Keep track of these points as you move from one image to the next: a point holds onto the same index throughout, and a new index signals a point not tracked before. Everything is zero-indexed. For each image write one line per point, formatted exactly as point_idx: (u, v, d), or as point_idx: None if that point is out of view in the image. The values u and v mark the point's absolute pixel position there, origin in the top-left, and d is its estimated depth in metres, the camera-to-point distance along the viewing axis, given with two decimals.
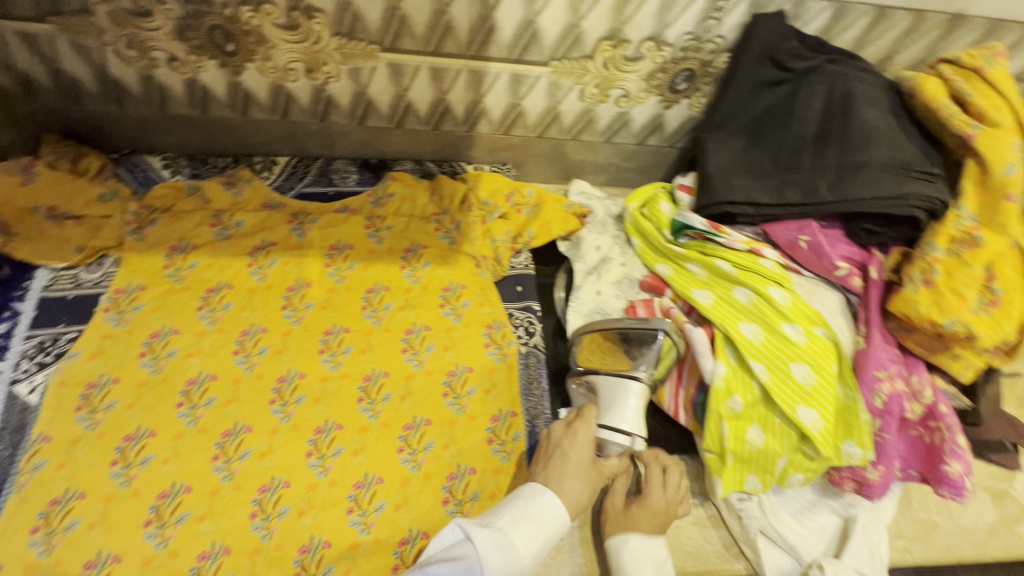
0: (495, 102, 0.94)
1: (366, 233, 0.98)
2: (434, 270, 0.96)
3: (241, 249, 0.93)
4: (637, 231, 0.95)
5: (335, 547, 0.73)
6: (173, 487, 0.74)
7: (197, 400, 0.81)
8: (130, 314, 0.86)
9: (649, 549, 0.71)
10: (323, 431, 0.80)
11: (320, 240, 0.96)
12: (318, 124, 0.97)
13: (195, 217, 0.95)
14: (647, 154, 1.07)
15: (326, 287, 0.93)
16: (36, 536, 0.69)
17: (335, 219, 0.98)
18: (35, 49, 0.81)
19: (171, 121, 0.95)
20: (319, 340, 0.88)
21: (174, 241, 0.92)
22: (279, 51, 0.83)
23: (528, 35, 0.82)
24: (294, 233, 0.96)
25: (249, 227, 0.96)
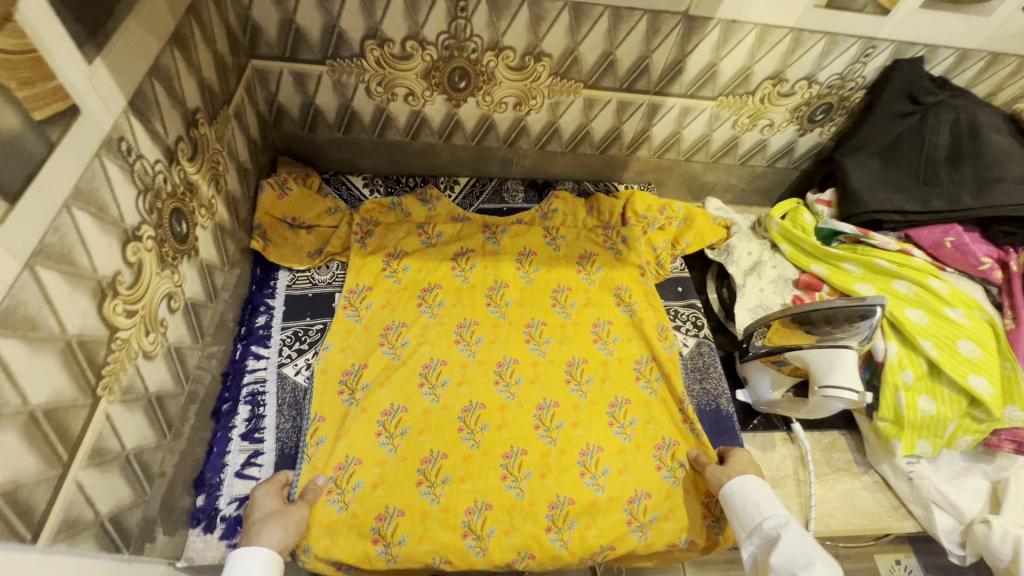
0: (660, 130, 1.10)
1: (546, 241, 1.12)
2: (606, 274, 1.09)
3: (446, 254, 1.07)
4: (784, 239, 1.09)
5: (577, 504, 0.85)
6: (433, 453, 0.86)
7: (435, 381, 0.93)
8: (365, 312, 0.98)
9: (748, 483, 0.79)
10: (544, 408, 0.93)
11: (512, 246, 1.10)
12: (505, 149, 1.12)
13: (402, 227, 1.08)
14: (773, 175, 1.24)
15: (519, 287, 1.06)
16: (331, 495, 0.80)
17: (518, 228, 1.12)
18: (299, 86, 0.96)
19: (381, 146, 1.10)
20: (523, 331, 1.01)
21: (391, 248, 1.05)
22: (500, 87, 0.98)
23: (708, 76, 0.98)
24: (489, 242, 1.10)
25: (448, 237, 1.09)
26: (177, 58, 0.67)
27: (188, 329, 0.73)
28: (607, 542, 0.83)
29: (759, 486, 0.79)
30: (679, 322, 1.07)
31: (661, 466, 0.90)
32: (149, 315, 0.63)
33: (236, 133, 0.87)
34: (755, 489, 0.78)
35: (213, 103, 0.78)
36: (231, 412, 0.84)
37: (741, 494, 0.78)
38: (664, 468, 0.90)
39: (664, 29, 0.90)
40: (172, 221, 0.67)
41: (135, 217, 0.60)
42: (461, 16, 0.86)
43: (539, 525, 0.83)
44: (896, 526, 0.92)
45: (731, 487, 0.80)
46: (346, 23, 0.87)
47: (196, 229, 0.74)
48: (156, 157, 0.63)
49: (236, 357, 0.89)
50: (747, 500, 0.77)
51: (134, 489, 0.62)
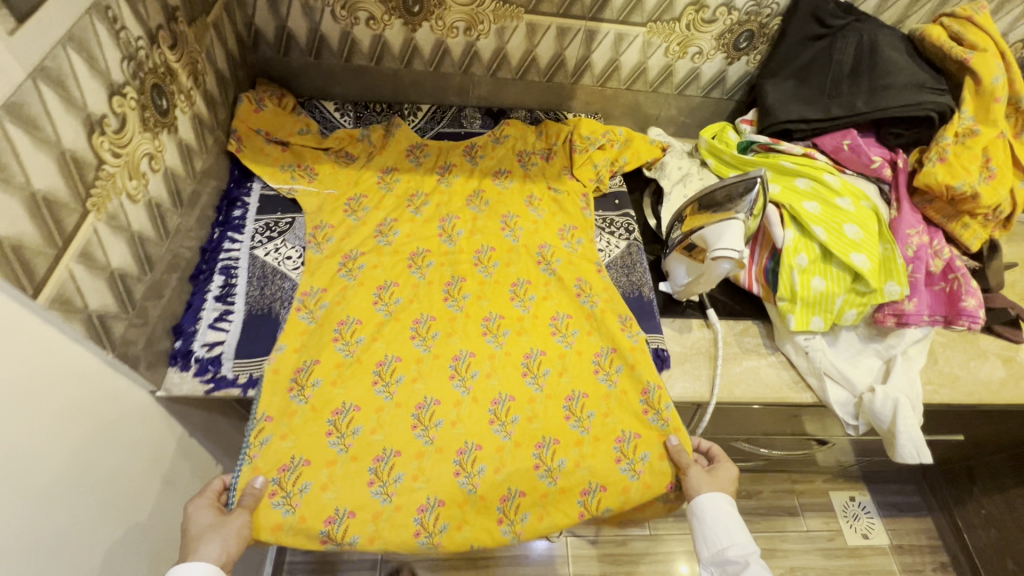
0: (600, 57, 1.22)
1: (505, 237, 1.11)
2: (567, 264, 1.08)
3: (401, 254, 1.06)
4: (711, 154, 1.21)
5: (528, 496, 0.88)
6: (385, 452, 0.87)
7: (388, 378, 0.92)
8: (319, 311, 0.97)
9: (718, 501, 0.83)
10: (499, 402, 0.93)
11: (469, 246, 1.09)
12: (460, 76, 1.25)
13: (361, 224, 1.08)
14: (710, 105, 1.35)
15: (477, 280, 1.05)
16: (276, 499, 0.81)
17: (475, 220, 1.12)
18: (273, 9, 1.10)
19: (349, 71, 1.23)
20: (480, 324, 1.00)
21: (347, 250, 1.04)
22: (450, 12, 1.11)
23: (634, 1, 1.11)
24: (445, 244, 1.09)
25: (404, 236, 1.08)
26: None
27: (167, 193, 0.86)
28: (558, 529, 0.87)
29: (729, 506, 0.83)
30: (614, 229, 1.18)
31: (621, 457, 0.91)
32: (132, 164, 0.76)
33: (216, 42, 1.00)
34: (723, 512, 0.82)
35: (192, 8, 0.91)
36: (207, 282, 0.97)
37: (712, 513, 0.82)
38: (623, 459, 0.90)
39: None
40: (153, 93, 0.81)
41: (120, 76, 0.73)
42: None
43: (490, 516, 0.86)
44: (795, 397, 1.03)
45: (700, 504, 0.84)
46: None
47: (175, 109, 0.87)
48: (139, 34, 0.77)
49: (214, 239, 1.02)
50: (717, 519, 0.82)
51: (119, 304, 0.76)
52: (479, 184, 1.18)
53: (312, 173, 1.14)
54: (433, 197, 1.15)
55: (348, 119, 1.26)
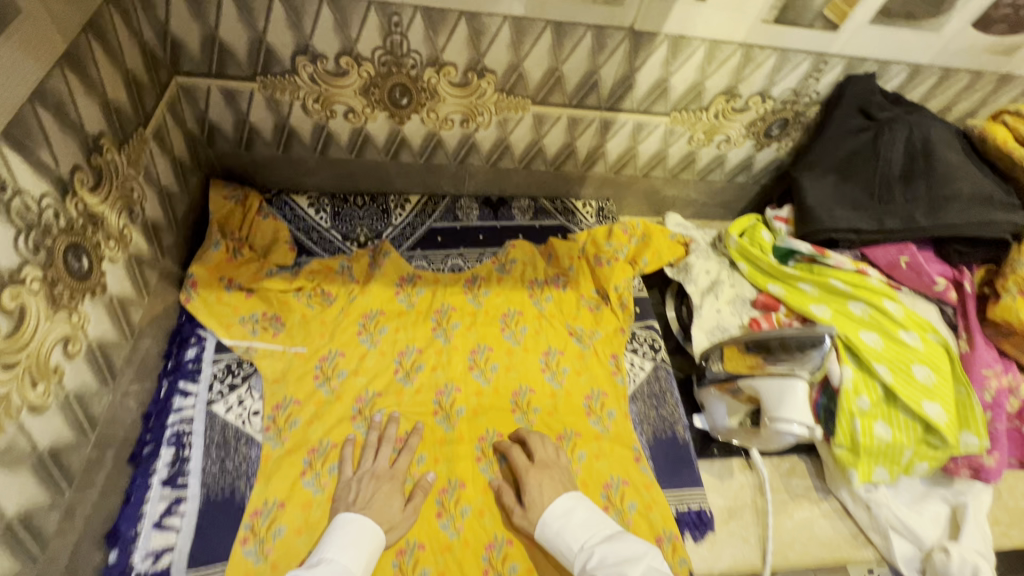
0: (615, 146, 1.07)
1: (515, 418, 0.92)
2: (591, 461, 0.90)
3: (386, 444, 0.87)
4: (742, 257, 1.07)
5: None
6: None
7: None
8: (271, 543, 0.75)
9: (569, 510, 0.78)
10: None
11: (469, 431, 0.90)
12: (455, 166, 1.08)
13: (337, 402, 0.89)
14: (733, 189, 1.21)
15: (480, 486, 0.85)
16: None
17: (478, 392, 0.94)
18: (230, 103, 0.91)
19: (324, 163, 1.05)
20: (481, 558, 0.79)
21: (315, 441, 0.85)
22: (444, 104, 0.94)
23: (659, 91, 0.95)
24: (442, 426, 0.90)
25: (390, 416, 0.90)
26: (71, 81, 0.61)
27: (93, 374, 0.67)
28: None
29: (580, 503, 0.79)
30: (636, 345, 1.04)
31: None
32: (36, 366, 0.57)
33: (158, 157, 0.81)
34: (572, 511, 0.77)
35: (123, 126, 0.72)
36: (152, 456, 0.79)
37: (563, 515, 0.77)
38: None
39: (610, 45, 0.86)
40: (67, 258, 0.62)
41: (14, 259, 0.54)
42: (396, 32, 0.82)
43: None
44: (856, 556, 0.89)
45: (547, 520, 0.77)
46: (274, 38, 0.81)
47: (101, 263, 0.68)
48: (44, 193, 0.58)
49: (160, 396, 0.83)
50: (568, 520, 0.77)
51: (19, 555, 0.57)
52: (482, 334, 1.01)
53: (279, 325, 0.94)
54: (427, 357, 0.97)
55: (324, 217, 1.08)
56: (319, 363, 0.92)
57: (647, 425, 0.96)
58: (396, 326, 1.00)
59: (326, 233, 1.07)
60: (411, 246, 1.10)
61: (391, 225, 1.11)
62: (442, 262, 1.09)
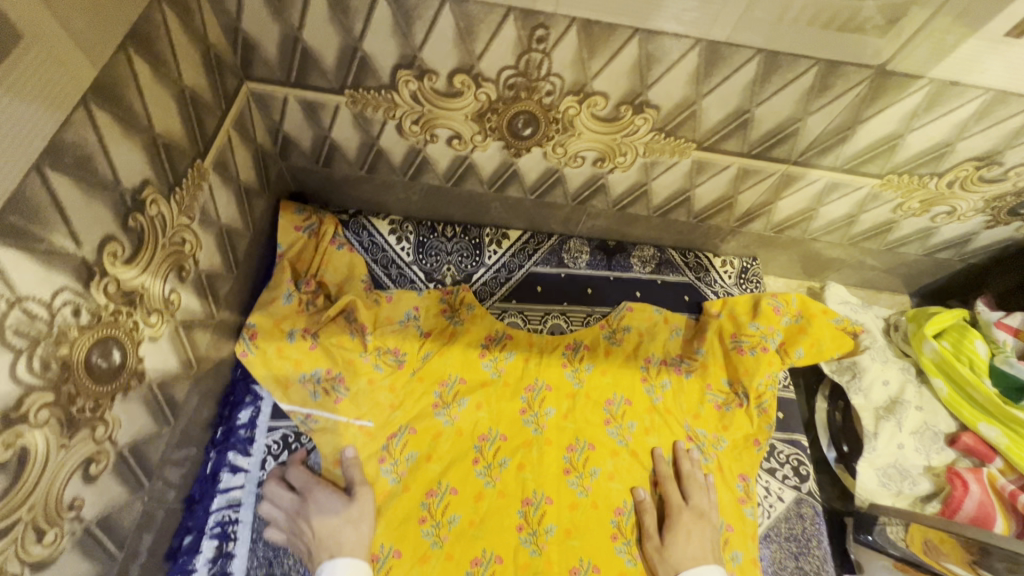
0: (788, 204, 0.81)
1: (614, 546, 0.73)
2: None
3: (459, 563, 0.70)
4: (939, 371, 0.81)
5: None
6: None
7: (440, 517, 0.72)
8: None
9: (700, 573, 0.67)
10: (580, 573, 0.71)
11: (560, 559, 0.71)
12: (572, 207, 0.86)
13: (402, 497, 0.73)
14: (925, 265, 0.92)
15: None
16: None
17: (574, 505, 0.75)
18: (310, 115, 0.72)
19: (415, 189, 0.86)
20: None
21: (375, 546, 0.69)
22: (578, 139, 0.72)
23: (883, 148, 0.68)
24: (526, 547, 0.72)
25: (465, 523, 0.72)
26: (102, 122, 0.44)
27: (122, 484, 0.54)
28: None
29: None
30: (774, 465, 0.81)
31: None
32: (46, 510, 0.44)
33: (218, 189, 0.65)
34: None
35: (176, 163, 0.56)
36: (192, 550, 0.66)
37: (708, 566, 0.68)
38: None
39: (836, 88, 0.60)
40: (92, 360, 0.47)
41: (12, 392, 0.39)
42: (535, 49, 0.59)
43: None
44: None
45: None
46: (373, 46, 0.61)
47: (139, 348, 0.53)
48: (59, 288, 0.42)
49: (206, 472, 0.71)
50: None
51: None
52: (582, 426, 0.81)
53: (342, 389, 0.78)
54: (512, 451, 0.78)
55: (407, 248, 0.91)
56: (386, 442, 0.76)
57: None
58: (475, 400, 0.81)
59: (407, 269, 0.90)
60: (505, 295, 0.91)
61: (483, 265, 0.92)
62: (540, 322, 0.89)
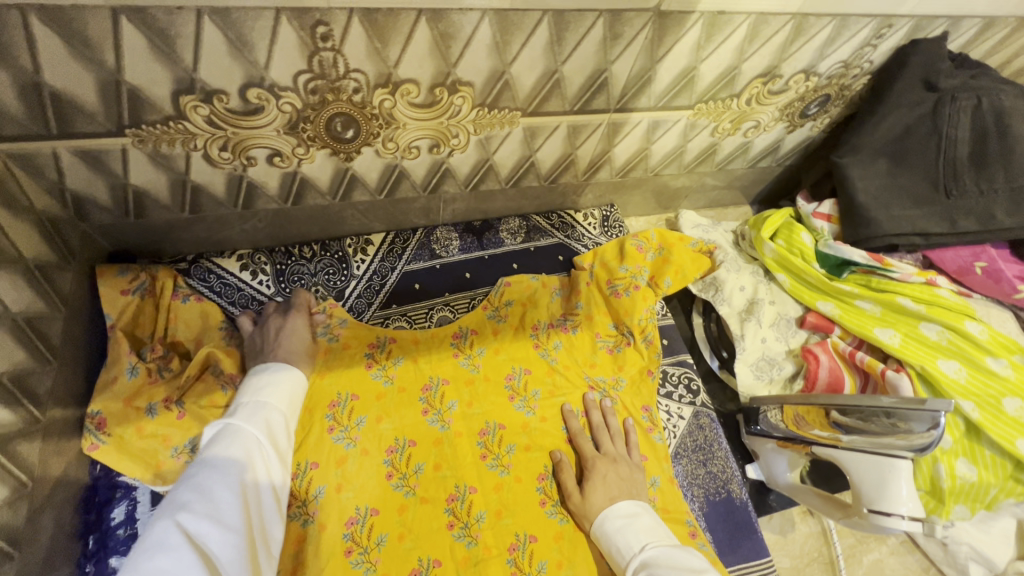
0: (623, 149, 0.86)
1: (545, 512, 0.75)
2: None
3: None
4: (781, 267, 0.91)
5: None
6: None
7: (367, 542, 0.70)
8: None
9: (619, 507, 0.70)
10: (519, 546, 0.72)
11: (496, 541, 0.72)
12: (426, 197, 0.85)
13: (322, 537, 0.69)
14: (753, 175, 1.03)
15: None
16: None
17: (498, 486, 0.76)
18: (95, 164, 0.63)
19: (252, 217, 0.79)
20: None
21: None
22: (405, 130, 0.69)
23: (684, 81, 0.73)
24: (461, 542, 0.72)
25: (395, 540, 0.71)
26: None
27: None
28: None
29: (646, 511, 0.70)
30: (670, 388, 0.88)
31: None
32: None
33: None
34: (636, 515, 0.69)
35: None
36: None
37: (631, 516, 0.69)
38: None
39: (626, 34, 0.63)
40: None
41: None
42: (325, 47, 0.56)
43: None
44: None
45: (607, 516, 0.69)
46: (138, 75, 0.54)
47: None
48: None
49: None
50: (634, 521, 0.68)
51: None
52: (489, 408, 0.82)
53: None
54: (426, 453, 0.77)
55: (266, 281, 0.85)
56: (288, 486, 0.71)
57: (698, 487, 0.82)
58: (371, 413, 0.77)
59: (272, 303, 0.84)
60: (384, 302, 0.88)
61: (354, 277, 0.89)
62: (425, 318, 0.88)
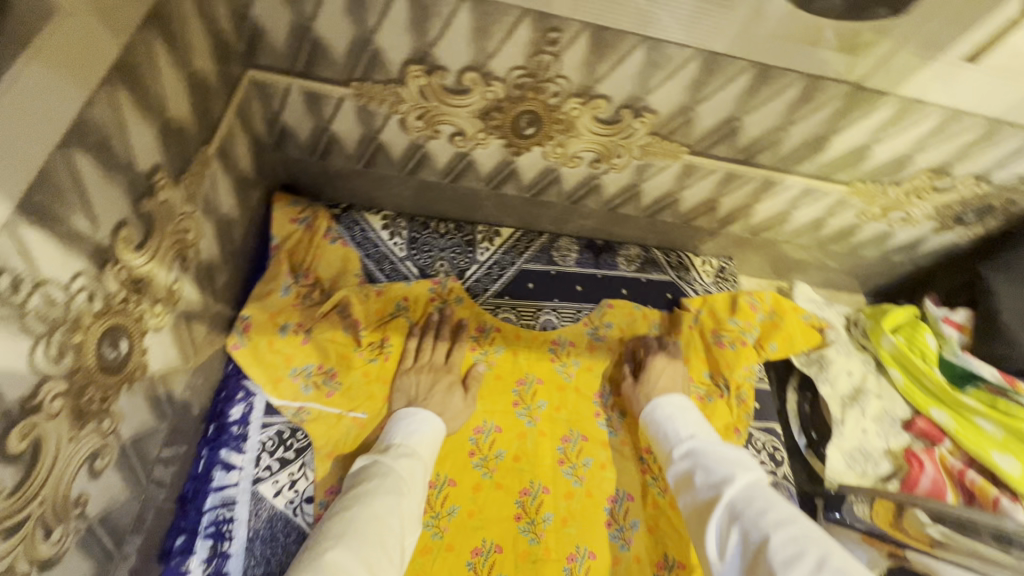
0: (766, 208, 0.87)
1: (608, 533, 0.75)
2: None
3: (459, 553, 0.70)
4: (896, 363, 0.89)
5: None
6: None
7: (439, 508, 0.73)
8: None
9: (672, 399, 0.76)
10: (578, 559, 0.73)
11: (557, 546, 0.73)
12: (565, 206, 0.89)
13: None
14: (881, 266, 1.01)
15: None
16: None
17: (569, 495, 0.78)
18: (312, 106, 0.72)
19: (410, 184, 0.86)
20: None
21: None
22: (578, 140, 0.74)
23: (853, 158, 0.74)
24: (524, 537, 0.73)
25: (465, 514, 0.73)
26: (124, 104, 0.43)
27: (123, 479, 0.52)
28: None
29: (695, 410, 0.75)
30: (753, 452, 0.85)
31: None
32: (55, 506, 0.42)
33: (218, 177, 0.63)
34: (687, 409, 0.75)
35: (184, 148, 0.54)
36: (186, 551, 0.64)
37: (681, 409, 0.74)
38: None
39: (818, 100, 0.66)
40: (102, 350, 0.45)
41: (30, 381, 0.37)
42: (547, 50, 0.61)
43: None
44: None
45: (659, 404, 0.76)
46: (386, 39, 0.61)
47: (145, 339, 0.52)
48: (77, 272, 0.41)
49: (200, 471, 0.69)
50: (682, 415, 0.73)
51: None
52: (575, 417, 0.84)
53: (334, 383, 0.78)
54: (508, 442, 0.80)
55: (400, 243, 0.90)
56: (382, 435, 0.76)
57: None
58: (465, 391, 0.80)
59: (400, 265, 0.89)
60: (499, 291, 0.92)
61: (476, 262, 0.93)
62: (532, 317, 0.91)
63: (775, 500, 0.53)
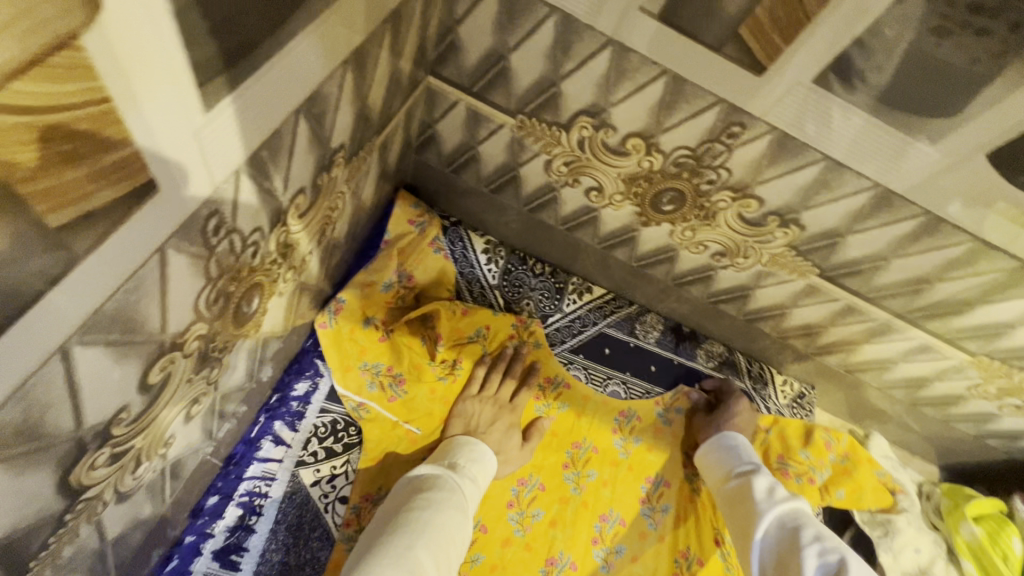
0: (872, 350, 0.83)
1: None
2: None
3: None
4: (970, 554, 0.83)
5: None
6: None
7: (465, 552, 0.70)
8: None
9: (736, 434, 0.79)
10: None
11: None
12: (668, 285, 0.88)
13: None
14: (971, 446, 0.95)
15: None
16: None
17: None
18: (470, 124, 0.74)
19: (525, 220, 0.87)
20: None
21: None
22: (711, 230, 0.74)
23: (989, 331, 0.71)
24: None
25: (487, 566, 0.70)
26: (346, 85, 0.45)
27: (200, 427, 0.52)
28: None
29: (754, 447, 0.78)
30: None
31: None
32: (151, 441, 0.41)
33: (372, 165, 0.65)
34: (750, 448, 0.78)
35: (363, 133, 0.56)
36: (215, 513, 0.62)
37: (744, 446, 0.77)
38: None
39: (977, 265, 0.63)
40: (241, 302, 0.45)
41: (187, 319, 0.37)
42: (722, 141, 0.61)
43: None
44: None
45: (721, 438, 0.79)
46: (571, 87, 0.63)
47: (269, 300, 0.52)
48: (257, 226, 0.41)
49: (251, 436, 0.67)
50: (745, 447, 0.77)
51: None
52: (621, 499, 0.80)
53: (399, 389, 0.77)
54: (549, 503, 0.77)
55: (494, 271, 0.89)
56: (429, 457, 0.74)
57: None
58: (523, 438, 0.79)
59: (489, 292, 0.89)
60: (575, 347, 0.89)
61: (560, 311, 0.91)
62: (602, 383, 0.88)
63: (822, 527, 0.61)
